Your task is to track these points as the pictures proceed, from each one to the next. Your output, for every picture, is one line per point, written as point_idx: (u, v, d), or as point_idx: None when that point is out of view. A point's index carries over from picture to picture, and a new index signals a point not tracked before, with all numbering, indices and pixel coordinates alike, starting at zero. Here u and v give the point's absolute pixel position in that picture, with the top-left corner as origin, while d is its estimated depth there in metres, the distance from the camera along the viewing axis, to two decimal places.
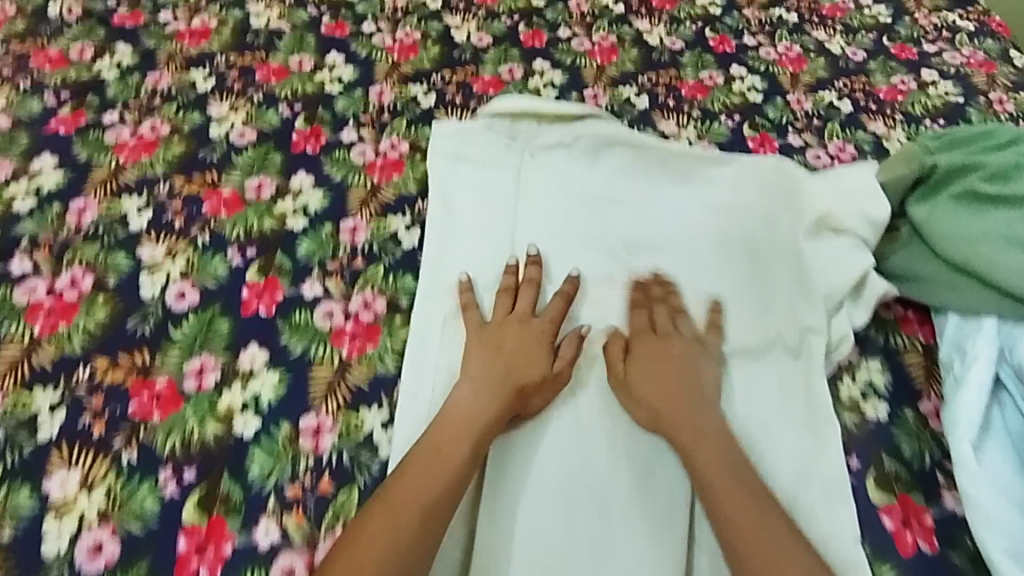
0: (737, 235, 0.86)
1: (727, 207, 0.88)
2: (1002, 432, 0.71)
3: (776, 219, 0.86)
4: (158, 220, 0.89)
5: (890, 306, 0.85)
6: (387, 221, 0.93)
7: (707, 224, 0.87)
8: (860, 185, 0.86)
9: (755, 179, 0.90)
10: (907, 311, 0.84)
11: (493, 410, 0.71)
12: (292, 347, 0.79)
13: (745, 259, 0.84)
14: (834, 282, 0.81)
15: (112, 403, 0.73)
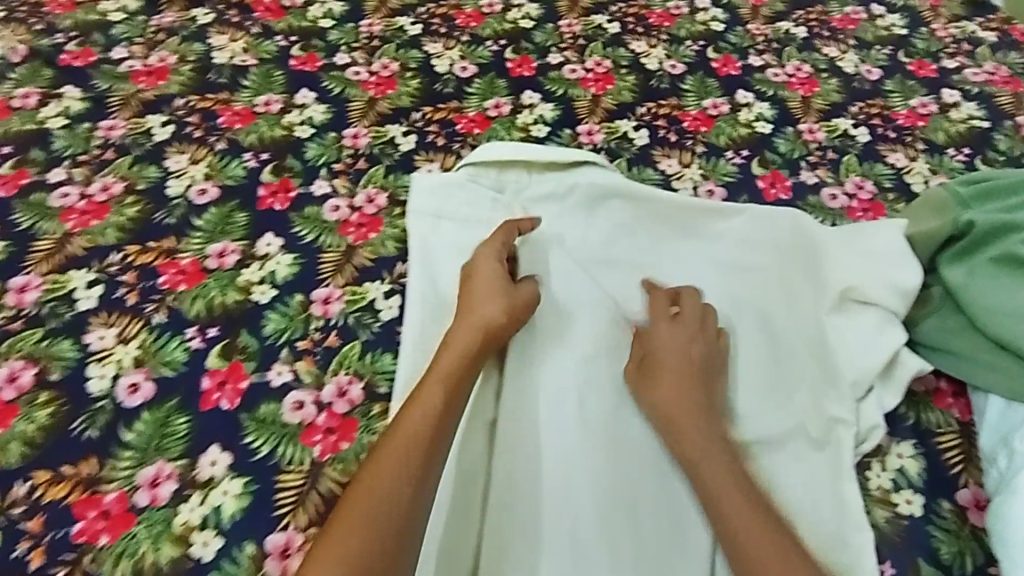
0: (751, 302, 0.81)
1: (737, 269, 0.83)
2: None
3: (794, 292, 0.80)
4: (108, 297, 0.80)
5: (921, 378, 0.77)
6: (363, 289, 0.84)
7: (717, 290, 0.82)
8: (885, 251, 0.80)
9: (767, 241, 0.84)
10: (940, 382, 0.77)
11: (452, 361, 0.71)
12: (257, 448, 0.71)
13: (761, 333, 0.78)
14: (862, 365, 0.75)
15: (53, 526, 0.65)
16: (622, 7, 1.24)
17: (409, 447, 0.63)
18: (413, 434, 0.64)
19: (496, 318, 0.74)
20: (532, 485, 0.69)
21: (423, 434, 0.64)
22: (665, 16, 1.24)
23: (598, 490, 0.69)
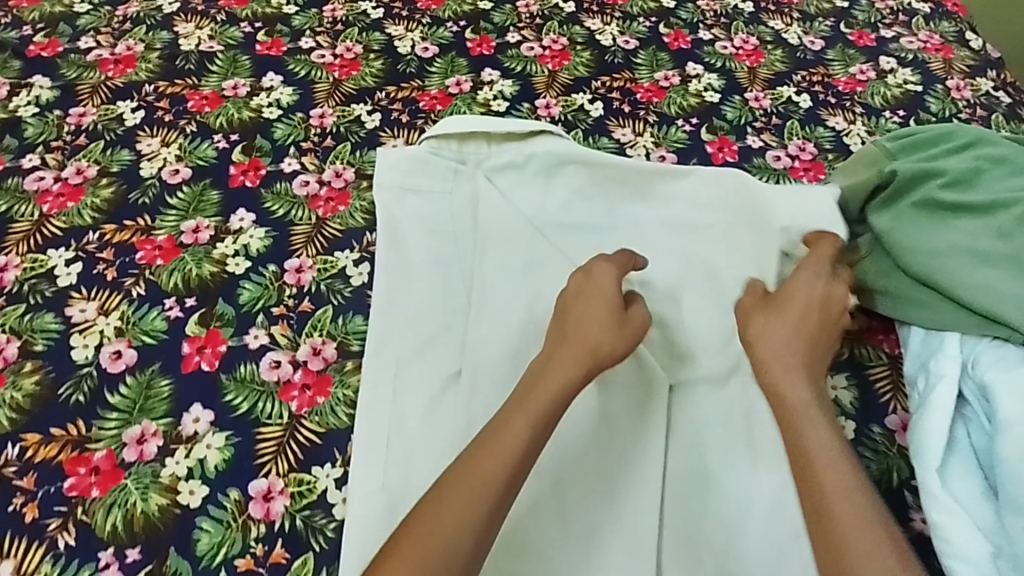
0: (702, 257, 0.87)
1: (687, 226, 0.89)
2: (967, 452, 0.68)
3: (739, 245, 0.87)
4: (87, 274, 0.84)
5: (856, 316, 0.83)
6: (333, 258, 0.88)
7: (674, 248, 0.88)
8: (821, 208, 0.85)
9: (716, 200, 0.90)
10: (873, 321, 0.83)
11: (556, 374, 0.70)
12: (237, 406, 0.75)
13: (710, 284, 0.84)
14: None
15: (45, 483, 0.69)
16: None
17: (486, 466, 0.61)
18: (489, 460, 0.62)
19: (598, 335, 0.73)
20: (575, 496, 0.72)
21: (507, 458, 0.62)
22: None
23: (635, 506, 0.71)
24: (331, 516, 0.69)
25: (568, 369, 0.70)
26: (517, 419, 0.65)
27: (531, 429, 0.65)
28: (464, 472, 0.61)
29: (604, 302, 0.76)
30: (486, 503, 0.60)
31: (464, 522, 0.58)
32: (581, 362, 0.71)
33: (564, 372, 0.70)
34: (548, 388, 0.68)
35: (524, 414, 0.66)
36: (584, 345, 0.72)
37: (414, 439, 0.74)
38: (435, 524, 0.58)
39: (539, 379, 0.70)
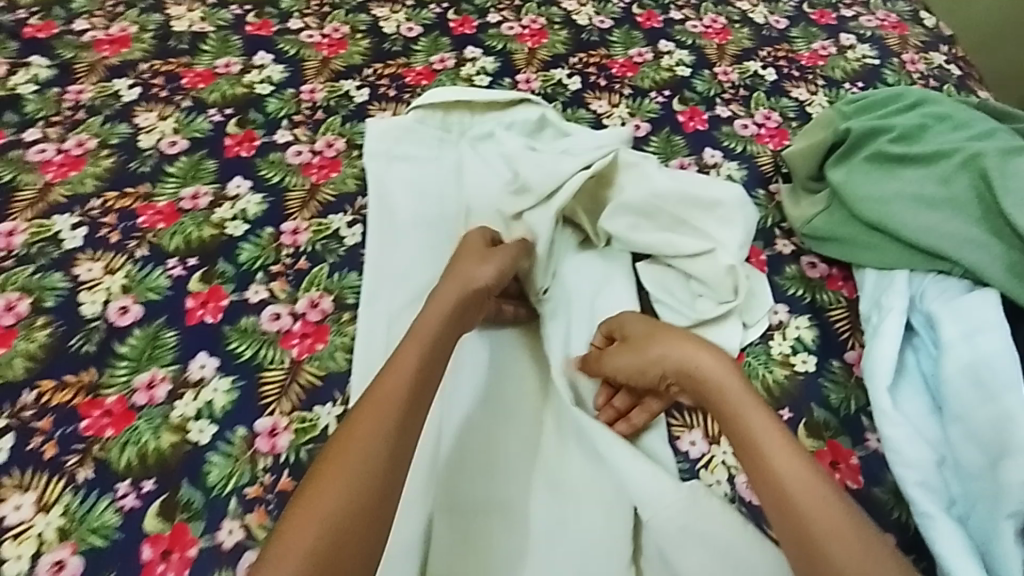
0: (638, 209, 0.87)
1: (602, 179, 0.90)
2: (916, 375, 0.74)
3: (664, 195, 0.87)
4: (92, 237, 0.88)
5: (816, 266, 0.89)
6: (327, 222, 0.93)
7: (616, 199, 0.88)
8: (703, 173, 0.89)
9: (627, 164, 0.91)
10: (832, 269, 0.89)
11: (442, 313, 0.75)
12: (240, 353, 0.80)
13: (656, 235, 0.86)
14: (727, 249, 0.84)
15: (60, 425, 0.73)
16: None
17: (381, 408, 0.66)
18: (385, 398, 0.67)
19: (483, 280, 0.78)
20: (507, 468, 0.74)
21: (397, 396, 0.67)
22: None
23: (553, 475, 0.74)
24: None
25: (436, 308, 0.75)
26: (409, 354, 0.71)
27: (417, 361, 0.70)
28: (365, 412, 0.66)
29: (470, 255, 0.81)
30: (381, 443, 0.64)
31: (371, 461, 0.63)
32: (457, 299, 0.76)
33: (438, 322, 0.74)
34: (427, 333, 0.73)
35: (403, 363, 0.70)
36: (459, 289, 0.77)
37: None
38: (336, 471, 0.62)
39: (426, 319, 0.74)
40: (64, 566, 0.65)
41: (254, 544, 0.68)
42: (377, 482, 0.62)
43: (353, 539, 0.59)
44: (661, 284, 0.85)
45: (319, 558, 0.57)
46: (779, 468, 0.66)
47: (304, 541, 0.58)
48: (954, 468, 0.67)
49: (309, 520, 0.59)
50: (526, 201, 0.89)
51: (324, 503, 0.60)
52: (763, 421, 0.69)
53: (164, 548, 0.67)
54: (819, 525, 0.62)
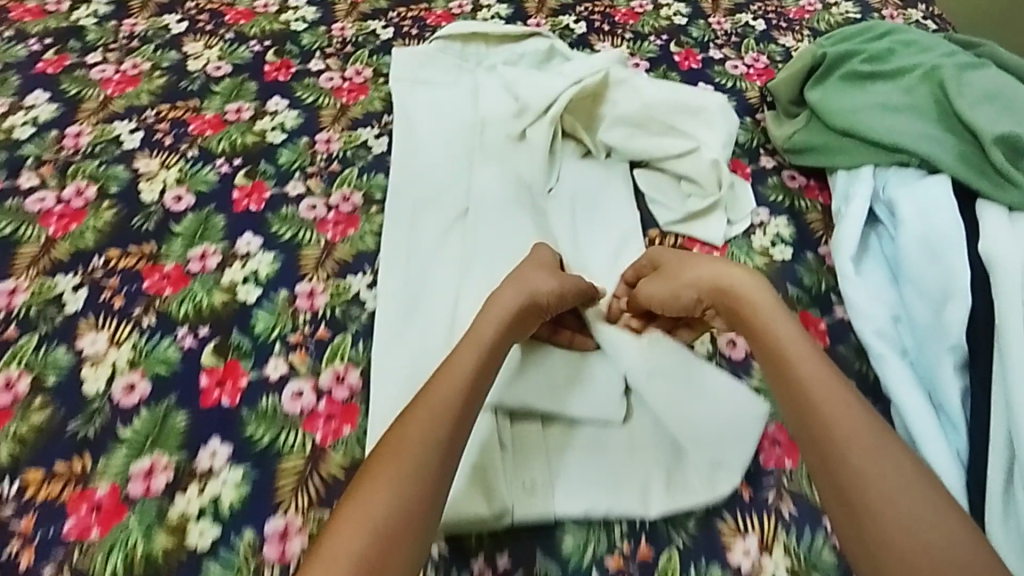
0: (631, 119, 0.96)
1: (596, 96, 0.99)
2: (878, 252, 0.83)
3: (655, 107, 0.96)
4: (148, 140, 0.99)
5: (795, 178, 0.99)
6: (356, 134, 1.03)
7: (612, 113, 0.97)
8: (683, 89, 0.99)
9: (620, 81, 0.99)
10: (811, 181, 0.99)
11: (495, 324, 0.71)
12: (281, 234, 0.90)
13: (648, 142, 0.95)
14: (713, 151, 0.94)
15: (126, 283, 0.83)
16: None
17: (429, 403, 0.63)
18: (441, 401, 0.64)
19: (545, 292, 0.74)
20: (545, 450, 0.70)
21: (451, 398, 0.64)
22: None
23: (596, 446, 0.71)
24: (363, 307, 0.82)
25: (491, 318, 0.71)
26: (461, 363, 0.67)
27: (474, 368, 0.67)
28: (416, 411, 0.63)
29: (536, 265, 0.78)
30: (427, 448, 0.61)
31: (422, 466, 0.60)
32: (516, 306, 0.72)
33: (490, 335, 0.70)
34: (480, 343, 0.69)
35: (452, 375, 0.66)
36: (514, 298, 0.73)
37: (429, 341, 0.79)
38: (384, 470, 0.59)
39: (476, 334, 0.70)
40: (135, 389, 0.73)
41: (297, 375, 0.75)
42: (427, 485, 0.59)
43: (403, 541, 0.56)
44: (656, 186, 0.95)
45: (370, 563, 0.54)
46: (802, 372, 0.67)
47: (353, 547, 0.55)
48: (908, 324, 0.76)
49: (361, 524, 0.56)
50: (527, 116, 0.97)
51: (372, 505, 0.57)
52: (789, 329, 0.70)
53: (219, 378, 0.75)
54: (842, 431, 0.62)
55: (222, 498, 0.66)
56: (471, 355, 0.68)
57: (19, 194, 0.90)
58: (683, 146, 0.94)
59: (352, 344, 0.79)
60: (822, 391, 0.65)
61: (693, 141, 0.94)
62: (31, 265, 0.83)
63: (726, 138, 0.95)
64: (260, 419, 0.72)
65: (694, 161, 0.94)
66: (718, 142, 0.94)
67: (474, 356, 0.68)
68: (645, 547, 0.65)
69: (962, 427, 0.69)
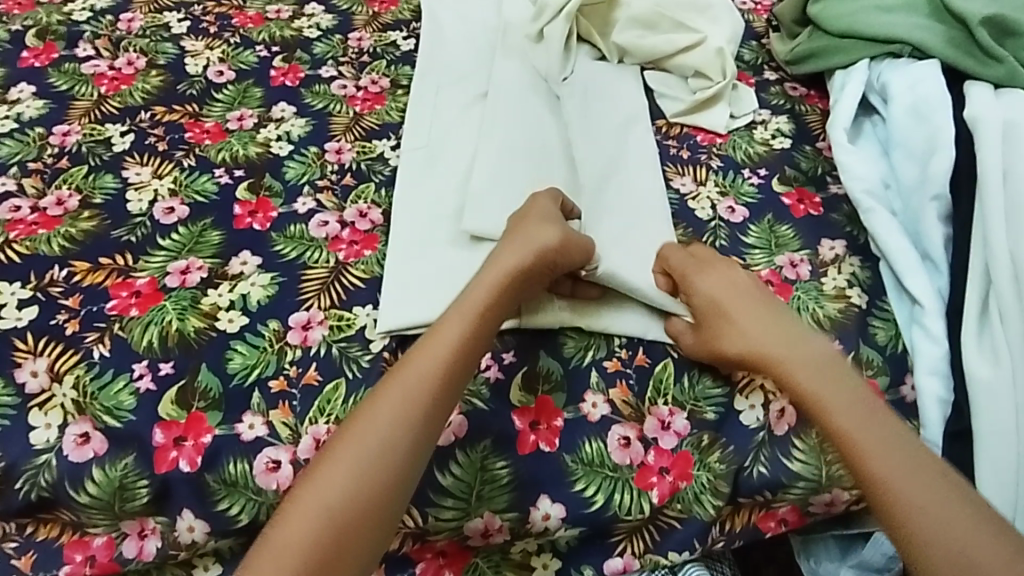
0: (642, 17, 1.02)
1: (611, 3, 1.05)
2: (870, 135, 0.89)
3: (665, 8, 1.03)
4: (195, 28, 1.06)
5: (797, 88, 1.03)
6: (387, 34, 1.09)
7: (624, 14, 1.03)
8: None
9: None
10: (811, 91, 1.02)
11: (485, 294, 0.65)
12: (314, 105, 0.96)
13: (657, 39, 1.01)
14: (716, 46, 0.99)
15: (171, 132, 0.89)
16: None
17: (409, 393, 0.60)
18: (418, 377, 0.60)
19: (556, 250, 0.67)
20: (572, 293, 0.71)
21: (422, 387, 0.60)
22: None
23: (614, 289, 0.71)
24: (387, 164, 0.88)
25: (479, 291, 0.65)
26: (441, 345, 0.62)
27: (460, 338, 0.62)
28: (388, 396, 0.60)
29: (540, 217, 0.70)
30: (399, 431, 0.58)
31: (383, 454, 0.58)
32: (511, 273, 0.66)
33: (481, 303, 0.64)
34: (466, 311, 0.64)
35: (438, 346, 0.62)
36: (519, 257, 0.66)
37: (443, 198, 0.83)
38: (352, 451, 0.58)
39: (466, 302, 0.64)
40: (174, 211, 0.79)
41: (324, 210, 0.81)
42: (390, 478, 0.58)
43: (356, 532, 0.56)
44: (663, 82, 1.01)
45: (320, 551, 0.55)
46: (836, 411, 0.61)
47: (307, 530, 0.55)
48: (897, 188, 0.82)
49: (317, 508, 0.56)
50: (545, 13, 1.03)
51: (326, 498, 0.56)
52: (818, 371, 0.63)
53: (251, 209, 0.80)
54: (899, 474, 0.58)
55: (250, 296, 0.71)
56: (452, 330, 0.62)
57: (76, 60, 0.98)
58: (690, 42, 1.00)
59: (375, 191, 0.84)
60: (876, 432, 0.60)
61: (699, 37, 1.00)
62: (84, 115, 0.90)
63: (729, 37, 1.02)
64: (288, 240, 0.77)
65: (700, 57, 1.00)
66: (722, 40, 1.01)
67: (460, 325, 0.63)
68: (642, 355, 0.69)
69: (943, 269, 0.75)
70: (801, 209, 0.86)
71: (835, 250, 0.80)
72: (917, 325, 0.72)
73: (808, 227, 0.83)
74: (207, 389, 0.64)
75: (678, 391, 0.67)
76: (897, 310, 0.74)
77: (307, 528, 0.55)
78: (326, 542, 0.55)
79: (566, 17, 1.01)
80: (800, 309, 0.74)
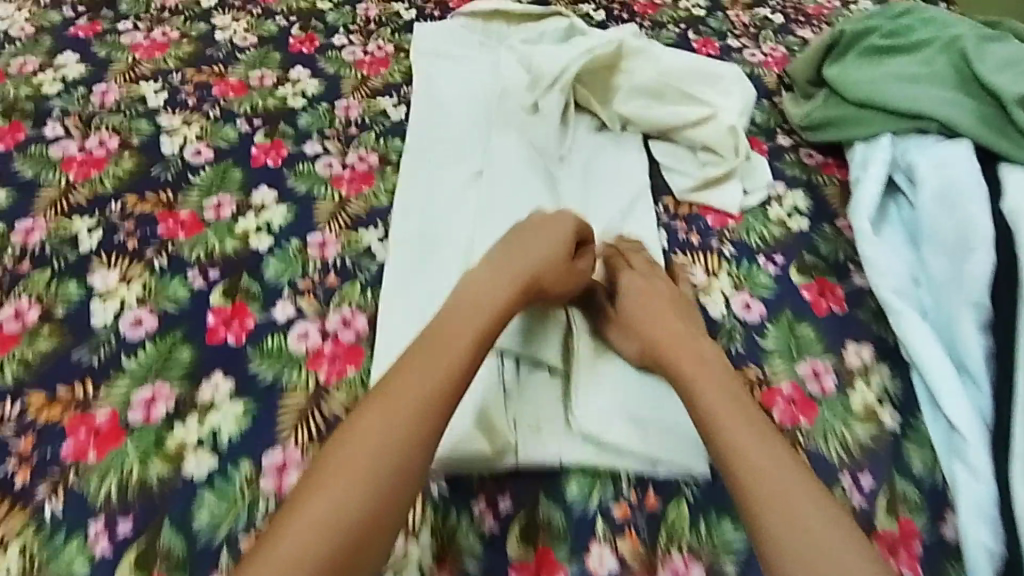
0: (645, 88, 0.97)
1: (611, 68, 0.99)
2: (896, 219, 0.82)
3: (668, 75, 0.97)
4: (173, 99, 1.01)
5: (813, 155, 0.96)
6: (377, 101, 1.04)
7: (626, 85, 0.98)
8: (695, 59, 1.00)
9: (638, 52, 1.00)
10: (826, 158, 0.96)
11: (501, 300, 0.67)
12: (298, 188, 0.90)
13: (664, 113, 0.95)
14: (724, 119, 0.94)
15: (143, 226, 0.83)
16: None
17: (421, 391, 0.59)
18: (441, 367, 0.61)
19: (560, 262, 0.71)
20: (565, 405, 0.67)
21: (435, 387, 0.60)
22: (650, 5, 1.30)
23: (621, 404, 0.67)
24: (375, 258, 0.82)
25: (477, 299, 0.66)
26: (464, 339, 0.63)
27: (478, 336, 0.64)
28: (402, 393, 0.59)
29: (535, 227, 0.73)
30: (412, 431, 0.57)
31: (401, 448, 0.57)
32: (519, 281, 0.68)
33: (498, 302, 0.66)
34: (478, 314, 0.65)
35: (448, 347, 0.62)
36: (525, 261, 0.70)
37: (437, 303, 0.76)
38: (372, 449, 0.56)
39: (475, 303, 0.66)
40: (142, 323, 0.73)
41: (304, 318, 0.74)
42: (408, 471, 0.56)
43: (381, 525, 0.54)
44: (670, 155, 0.95)
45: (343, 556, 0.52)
46: (702, 383, 0.64)
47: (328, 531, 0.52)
48: (928, 286, 0.75)
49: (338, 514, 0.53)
50: (540, 87, 0.97)
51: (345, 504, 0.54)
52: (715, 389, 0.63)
53: (226, 317, 0.74)
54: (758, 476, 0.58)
55: (221, 430, 0.64)
56: (473, 330, 0.64)
57: (44, 142, 0.92)
58: (697, 114, 0.94)
59: (361, 292, 0.78)
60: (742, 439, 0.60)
61: (704, 107, 0.95)
62: (50, 207, 0.84)
63: (738, 107, 0.95)
64: (265, 357, 0.71)
65: (707, 128, 0.94)
66: (730, 112, 0.95)
67: (473, 326, 0.64)
68: (652, 497, 0.62)
69: (984, 387, 0.67)
70: (823, 305, 0.79)
71: (862, 357, 0.73)
72: (958, 457, 0.65)
73: (832, 327, 0.77)
74: (169, 549, 0.58)
75: (694, 539, 0.60)
76: (934, 433, 0.67)
77: (307, 537, 0.52)
78: (363, 531, 0.53)
79: (561, 88, 0.96)
80: (827, 433, 0.67)
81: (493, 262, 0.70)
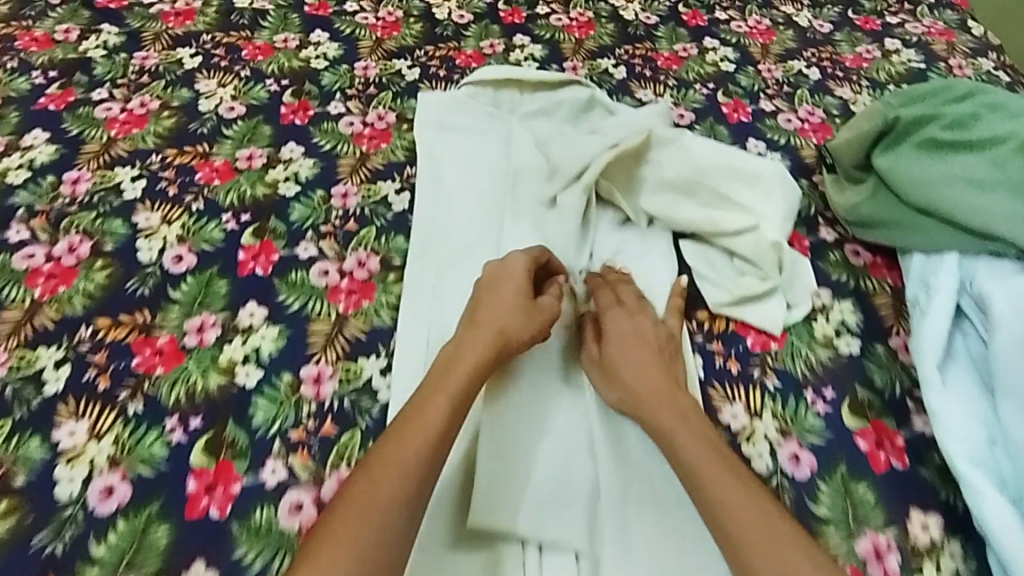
0: (674, 183, 0.87)
1: (636, 157, 0.89)
2: (965, 357, 0.73)
3: (701, 169, 0.87)
4: (152, 189, 0.90)
5: (859, 253, 0.87)
6: (377, 186, 0.93)
7: (653, 179, 0.88)
8: (728, 150, 0.90)
9: (665, 140, 0.90)
10: (876, 257, 0.86)
11: (467, 370, 0.67)
12: (290, 303, 0.80)
13: (696, 213, 0.86)
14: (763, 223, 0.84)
15: (115, 358, 0.74)
16: (627, 49, 1.20)
17: (394, 462, 0.59)
18: (413, 435, 0.61)
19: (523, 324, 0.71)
20: None
21: (411, 456, 0.60)
22: (673, 59, 1.19)
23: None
24: (376, 398, 0.73)
25: (467, 359, 0.67)
26: (434, 411, 0.63)
27: (448, 408, 0.63)
28: (377, 466, 0.59)
29: (498, 286, 0.74)
30: (392, 503, 0.58)
31: (384, 519, 0.57)
32: (489, 343, 0.69)
33: (467, 369, 0.67)
34: (445, 385, 0.65)
35: (420, 421, 0.62)
36: (492, 328, 0.70)
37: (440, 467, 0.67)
38: (354, 520, 0.56)
39: (441, 378, 0.66)
40: (114, 492, 0.65)
41: (297, 483, 0.66)
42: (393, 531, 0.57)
43: None
44: (704, 260, 0.85)
45: None
46: (685, 445, 0.65)
47: None
48: (1007, 449, 0.67)
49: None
50: (558, 182, 0.88)
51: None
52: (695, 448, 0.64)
53: (208, 482, 0.66)
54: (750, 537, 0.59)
55: None
56: (442, 401, 0.64)
57: (7, 248, 0.83)
58: (733, 217, 0.85)
59: (361, 444, 0.70)
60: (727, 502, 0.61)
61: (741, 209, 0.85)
62: (12, 334, 0.75)
63: (778, 209, 0.86)
64: (253, 537, 0.63)
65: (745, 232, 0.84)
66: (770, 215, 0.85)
67: (442, 397, 0.64)
68: None
69: None
70: (881, 459, 0.70)
71: (929, 532, 0.66)
72: None
73: (891, 489, 0.68)
74: None
75: None
76: None
77: None
78: None
79: (582, 184, 0.86)
80: None
81: (462, 332, 0.71)
